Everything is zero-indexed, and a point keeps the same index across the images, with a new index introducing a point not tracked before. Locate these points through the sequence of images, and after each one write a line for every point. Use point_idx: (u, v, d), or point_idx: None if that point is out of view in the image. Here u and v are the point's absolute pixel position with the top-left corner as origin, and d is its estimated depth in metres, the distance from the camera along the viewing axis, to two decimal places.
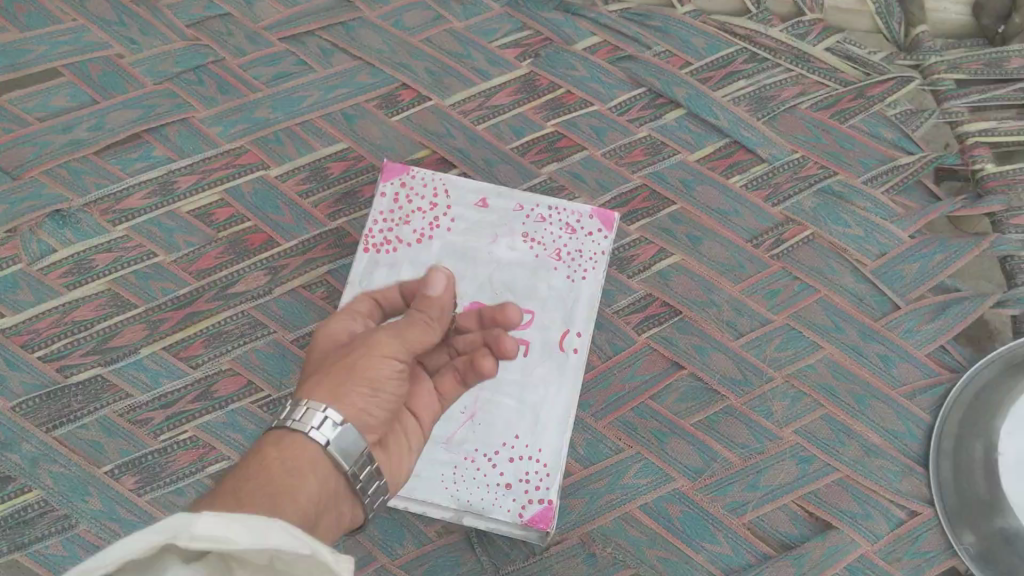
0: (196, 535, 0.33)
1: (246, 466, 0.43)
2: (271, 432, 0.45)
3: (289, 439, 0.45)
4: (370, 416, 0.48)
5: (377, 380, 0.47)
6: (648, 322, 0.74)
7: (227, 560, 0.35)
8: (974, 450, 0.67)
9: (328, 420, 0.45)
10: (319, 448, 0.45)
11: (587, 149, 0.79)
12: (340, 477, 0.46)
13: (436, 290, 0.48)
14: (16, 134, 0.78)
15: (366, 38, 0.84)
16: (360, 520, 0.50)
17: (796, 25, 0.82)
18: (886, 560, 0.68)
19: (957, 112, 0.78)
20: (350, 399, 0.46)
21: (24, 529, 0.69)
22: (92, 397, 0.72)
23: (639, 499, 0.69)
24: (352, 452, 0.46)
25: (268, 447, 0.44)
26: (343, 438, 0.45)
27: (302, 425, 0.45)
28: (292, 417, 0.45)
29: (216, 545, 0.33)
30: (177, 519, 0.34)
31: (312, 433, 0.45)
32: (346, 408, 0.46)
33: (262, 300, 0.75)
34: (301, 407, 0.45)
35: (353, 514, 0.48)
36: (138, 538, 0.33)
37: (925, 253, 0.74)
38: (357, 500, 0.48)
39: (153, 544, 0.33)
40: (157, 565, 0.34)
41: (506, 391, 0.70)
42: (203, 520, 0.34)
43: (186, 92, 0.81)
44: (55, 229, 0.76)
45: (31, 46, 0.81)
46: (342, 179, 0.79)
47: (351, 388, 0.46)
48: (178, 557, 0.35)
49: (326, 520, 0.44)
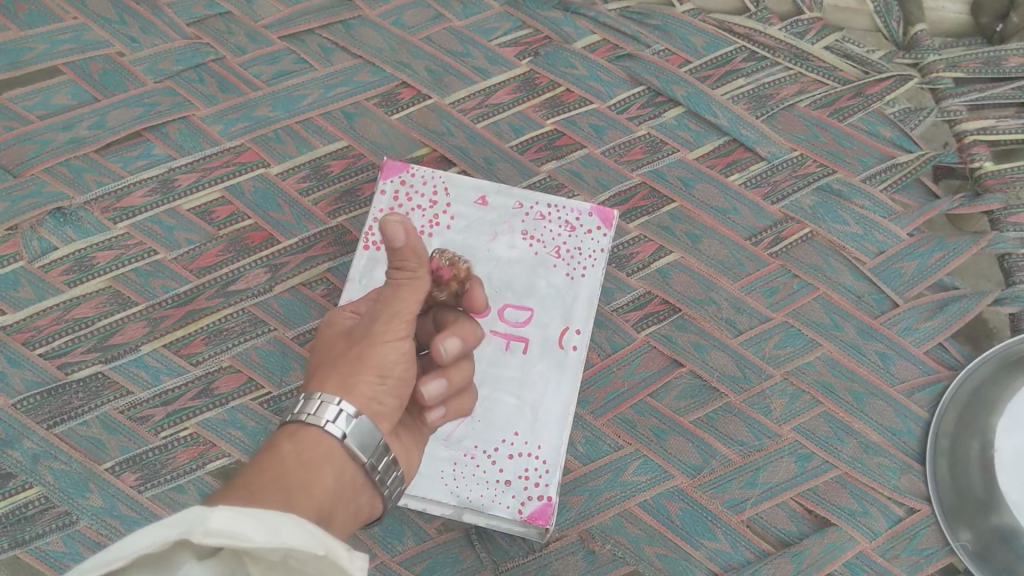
0: (210, 531, 0.33)
1: (260, 457, 0.43)
2: (285, 426, 0.46)
3: (304, 433, 0.45)
4: (382, 405, 0.48)
5: (384, 366, 0.48)
6: (648, 320, 0.74)
7: (240, 557, 0.35)
8: (971, 447, 0.68)
9: (343, 413, 0.45)
10: (335, 441, 0.45)
11: (587, 147, 0.80)
12: (357, 470, 0.46)
13: (399, 244, 0.46)
14: (16, 133, 0.78)
15: (366, 37, 0.84)
16: (379, 511, 0.50)
17: (795, 23, 0.83)
18: (885, 557, 0.69)
19: (956, 111, 0.78)
20: (360, 388, 0.47)
21: (25, 526, 0.69)
22: (93, 394, 0.73)
23: (638, 496, 0.69)
24: (368, 444, 0.46)
25: (283, 440, 0.45)
26: (359, 431, 0.45)
27: (317, 419, 0.45)
28: (306, 411, 0.45)
29: (230, 541, 0.33)
30: (191, 513, 0.34)
31: (327, 426, 0.45)
32: (357, 399, 0.47)
33: (262, 298, 0.75)
34: (314, 401, 0.46)
35: (371, 506, 0.48)
36: (150, 532, 0.33)
37: (923, 251, 0.75)
38: (375, 491, 0.48)
39: (165, 539, 0.33)
40: (169, 563, 0.34)
41: (506, 388, 0.70)
42: (217, 515, 0.34)
43: (186, 90, 0.81)
44: (55, 227, 0.76)
45: (32, 44, 0.81)
46: (342, 177, 0.79)
47: (360, 378, 0.47)
48: (191, 554, 0.34)
49: (341, 513, 0.44)
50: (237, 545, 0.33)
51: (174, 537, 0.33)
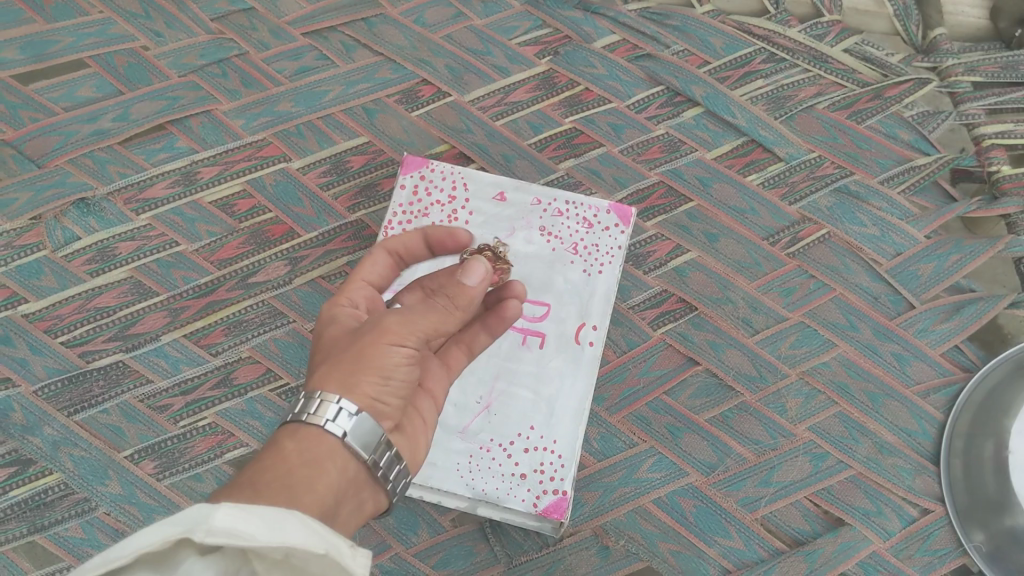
0: (212, 530, 0.34)
1: (262, 456, 0.44)
2: (285, 426, 0.46)
3: (304, 430, 0.45)
4: (384, 405, 0.48)
5: (387, 367, 0.48)
6: (664, 318, 0.74)
7: (245, 555, 0.35)
8: (985, 448, 0.68)
9: (343, 411, 0.45)
10: (335, 439, 0.45)
11: (605, 146, 0.80)
12: (360, 466, 0.46)
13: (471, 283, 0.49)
14: (42, 124, 0.80)
15: (387, 34, 0.85)
16: (384, 504, 0.50)
17: (814, 26, 0.83)
18: (898, 557, 0.69)
19: (974, 114, 0.79)
20: (361, 388, 0.47)
21: (45, 511, 0.70)
22: (113, 383, 0.74)
23: (652, 493, 0.70)
24: (368, 441, 0.46)
25: (285, 439, 0.45)
26: (360, 429, 0.46)
27: (318, 418, 0.45)
28: (307, 411, 0.45)
29: (232, 541, 0.34)
30: (196, 511, 0.35)
31: (328, 425, 0.45)
32: (359, 398, 0.47)
33: (280, 291, 0.76)
34: (314, 400, 0.46)
35: (375, 501, 0.49)
36: (156, 529, 0.34)
37: (941, 253, 0.75)
38: (377, 487, 0.48)
39: (170, 536, 0.34)
40: (173, 560, 0.35)
41: (522, 383, 0.71)
42: (222, 513, 0.35)
43: (210, 84, 0.83)
44: (79, 216, 0.77)
45: (59, 37, 0.83)
46: (362, 172, 0.80)
47: (362, 377, 0.47)
48: (195, 551, 0.35)
49: (345, 508, 0.45)
50: (240, 543, 0.34)
51: (178, 534, 0.34)
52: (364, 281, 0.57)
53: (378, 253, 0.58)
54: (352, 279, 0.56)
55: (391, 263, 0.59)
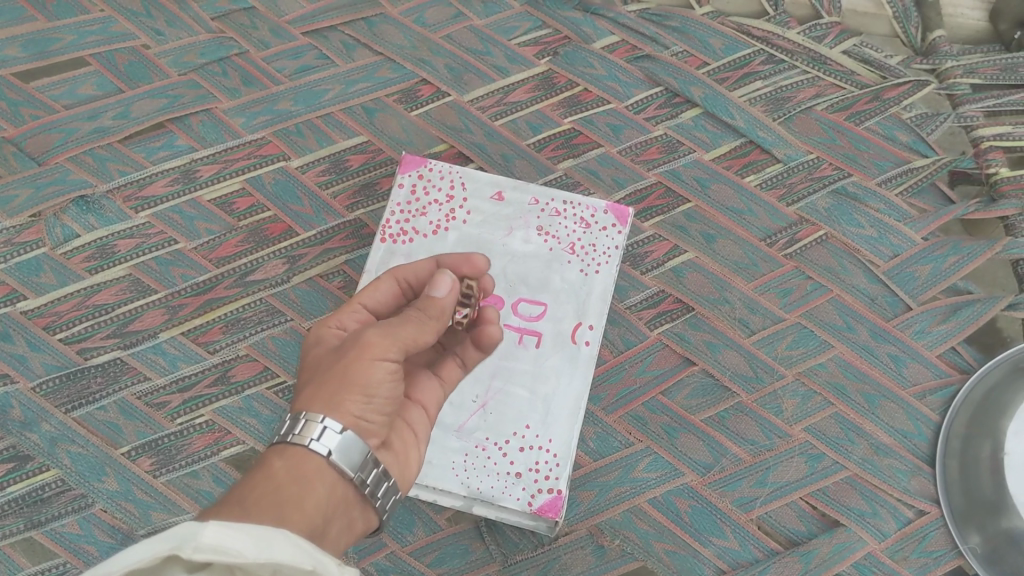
0: (200, 546, 0.34)
1: (251, 476, 0.44)
2: (273, 446, 0.46)
3: (292, 449, 0.45)
4: (370, 422, 0.48)
5: (370, 386, 0.47)
6: (661, 318, 0.75)
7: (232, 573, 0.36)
8: (983, 449, 0.69)
9: (328, 430, 0.45)
10: (321, 458, 0.45)
11: (603, 146, 0.80)
12: (348, 485, 0.46)
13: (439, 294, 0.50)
14: (42, 122, 0.80)
15: (387, 34, 0.85)
16: (375, 523, 0.49)
17: (813, 28, 0.83)
18: (894, 558, 0.69)
19: (972, 117, 0.79)
20: (345, 406, 0.46)
21: (42, 507, 0.70)
22: (112, 380, 0.74)
23: (648, 493, 0.70)
24: (355, 460, 0.46)
25: (273, 457, 0.45)
26: (346, 447, 0.45)
27: (302, 438, 0.45)
28: (292, 432, 0.45)
29: (219, 557, 0.34)
30: (185, 528, 0.35)
31: (312, 444, 0.45)
32: (344, 416, 0.46)
33: (279, 289, 0.76)
34: (300, 420, 0.46)
35: (365, 519, 0.49)
36: (144, 546, 0.34)
37: (938, 255, 0.75)
38: (367, 503, 0.48)
39: (157, 553, 0.34)
40: None
41: (518, 382, 0.71)
42: (210, 529, 0.35)
43: (209, 83, 0.83)
44: (78, 213, 0.78)
45: (61, 35, 0.83)
46: (361, 171, 0.80)
47: (345, 396, 0.47)
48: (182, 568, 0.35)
49: (335, 526, 0.45)
50: (227, 560, 0.34)
51: (165, 551, 0.34)
52: (361, 305, 0.55)
53: (384, 280, 0.56)
54: (349, 301, 0.55)
55: (398, 293, 0.56)
